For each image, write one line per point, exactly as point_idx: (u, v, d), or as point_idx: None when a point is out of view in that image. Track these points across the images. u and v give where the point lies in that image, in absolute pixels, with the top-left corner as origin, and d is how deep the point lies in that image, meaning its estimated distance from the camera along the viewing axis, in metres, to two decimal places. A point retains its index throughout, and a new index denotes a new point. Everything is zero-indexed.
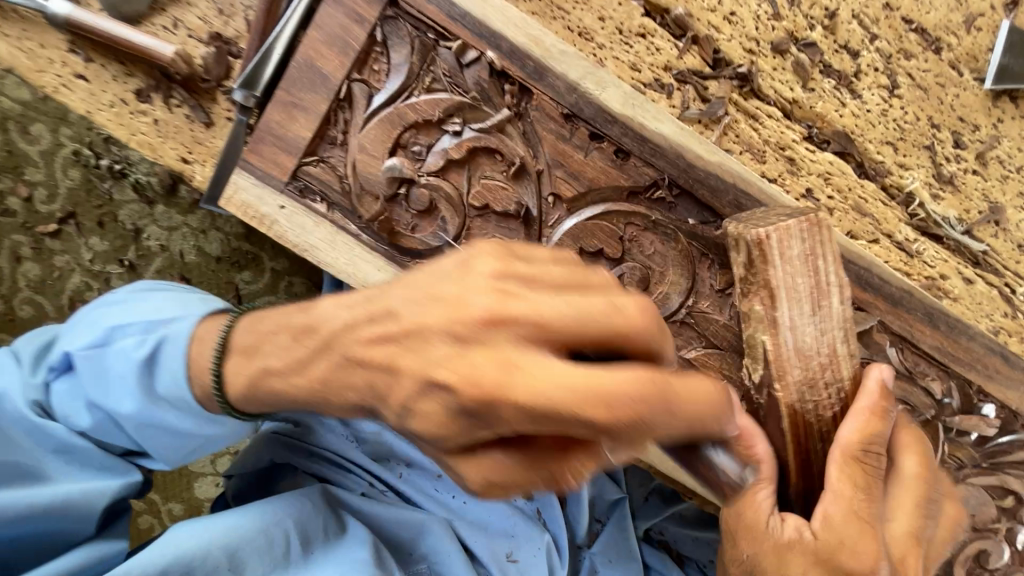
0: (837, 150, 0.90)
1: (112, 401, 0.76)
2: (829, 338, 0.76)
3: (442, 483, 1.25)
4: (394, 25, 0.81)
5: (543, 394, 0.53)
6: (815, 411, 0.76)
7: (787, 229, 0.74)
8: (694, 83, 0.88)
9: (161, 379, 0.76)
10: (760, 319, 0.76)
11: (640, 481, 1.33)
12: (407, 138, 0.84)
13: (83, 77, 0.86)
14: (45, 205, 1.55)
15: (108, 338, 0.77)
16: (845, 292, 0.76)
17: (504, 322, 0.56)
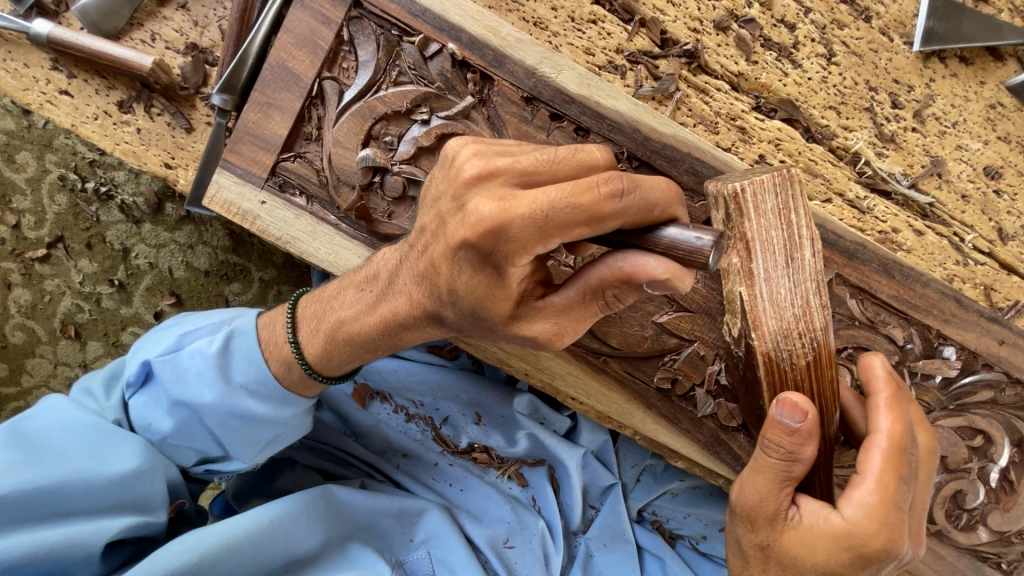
0: (783, 117, 0.96)
1: (192, 393, 0.90)
2: (801, 289, 0.79)
3: (439, 473, 1.28)
4: (359, 25, 0.86)
5: (544, 209, 0.59)
6: (788, 350, 0.80)
7: (761, 183, 0.77)
8: (645, 62, 0.94)
9: (237, 368, 0.91)
10: (737, 269, 0.80)
11: (632, 462, 1.32)
12: (378, 130, 0.89)
13: (67, 93, 0.91)
14: (33, 231, 1.58)
15: (168, 359, 0.91)
16: (814, 249, 0.79)
17: (494, 176, 0.62)
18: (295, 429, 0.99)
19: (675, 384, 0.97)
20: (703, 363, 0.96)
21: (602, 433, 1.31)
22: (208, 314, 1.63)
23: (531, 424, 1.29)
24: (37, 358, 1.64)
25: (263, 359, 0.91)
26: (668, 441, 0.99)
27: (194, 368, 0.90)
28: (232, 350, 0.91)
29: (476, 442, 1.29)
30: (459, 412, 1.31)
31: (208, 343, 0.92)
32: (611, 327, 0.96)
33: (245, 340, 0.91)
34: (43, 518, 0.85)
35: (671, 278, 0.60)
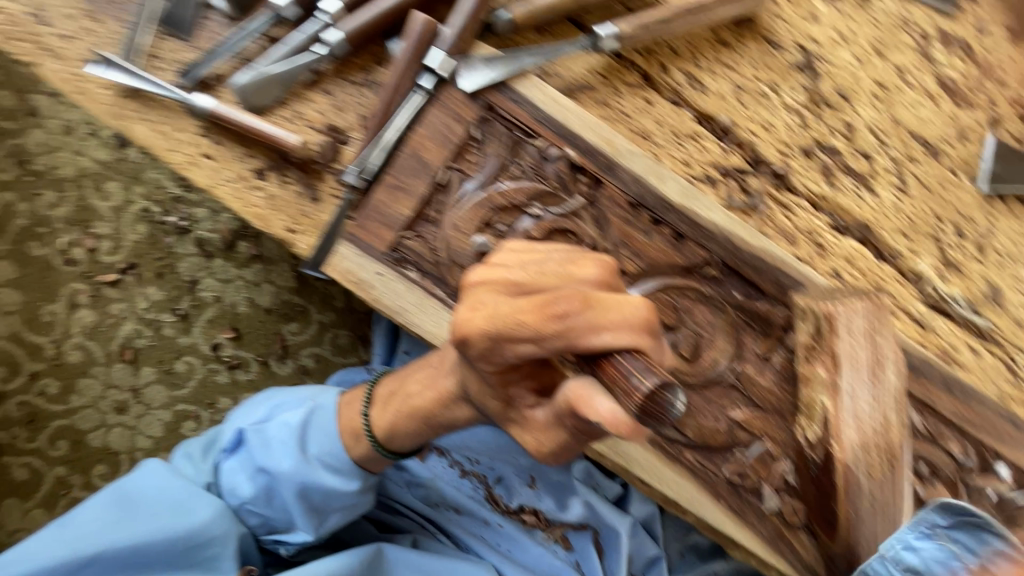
0: (857, 237, 1.05)
1: (274, 461, 1.00)
2: (882, 407, 0.90)
3: (490, 531, 1.32)
4: (488, 125, 0.95)
5: (499, 323, 0.70)
6: (864, 461, 0.88)
7: (853, 307, 0.92)
8: (736, 178, 1.03)
9: (314, 441, 1.00)
10: (823, 380, 0.93)
11: (676, 537, 1.37)
12: (494, 218, 0.96)
13: (209, 157, 0.99)
14: (108, 256, 1.64)
15: (255, 430, 1.03)
16: (898, 372, 0.91)
17: (487, 283, 0.74)
18: (357, 504, 1.05)
19: (744, 478, 1.02)
20: (773, 461, 1.01)
21: (649, 504, 1.34)
22: (264, 351, 1.67)
23: (584, 490, 1.32)
24: (89, 378, 1.67)
25: (337, 435, 1.00)
26: (734, 533, 1.02)
27: (280, 438, 1.01)
28: (312, 425, 1.01)
29: (527, 504, 1.32)
30: (514, 473, 1.32)
31: (295, 416, 1.03)
32: (687, 417, 1.01)
33: (320, 417, 1.01)
34: (130, 569, 0.98)
35: (605, 423, 0.65)
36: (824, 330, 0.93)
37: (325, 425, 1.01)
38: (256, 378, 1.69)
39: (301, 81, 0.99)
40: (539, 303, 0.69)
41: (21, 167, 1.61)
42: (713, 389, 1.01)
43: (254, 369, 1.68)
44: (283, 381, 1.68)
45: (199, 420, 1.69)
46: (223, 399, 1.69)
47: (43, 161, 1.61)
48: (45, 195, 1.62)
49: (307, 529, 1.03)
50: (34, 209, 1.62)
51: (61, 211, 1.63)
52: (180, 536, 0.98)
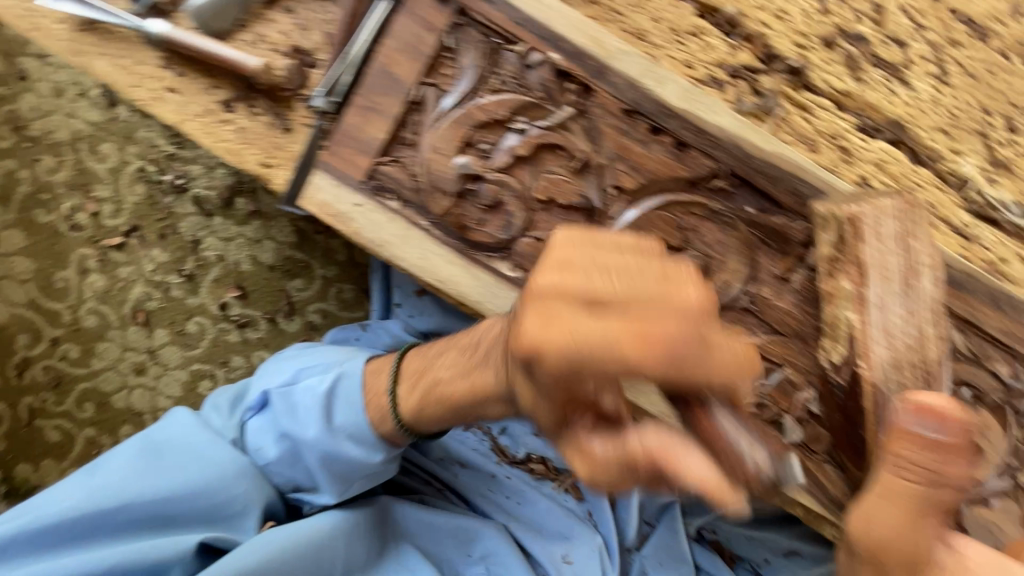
0: (889, 139, 0.93)
1: (299, 427, 0.97)
2: (918, 319, 0.84)
3: (497, 484, 1.28)
4: (462, 32, 0.87)
5: (581, 341, 0.56)
6: (896, 380, 0.83)
7: (884, 208, 0.83)
8: (746, 77, 0.91)
9: (340, 411, 0.96)
10: (849, 294, 0.85)
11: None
12: (475, 137, 0.88)
13: (174, 90, 0.93)
14: (111, 219, 1.64)
15: (283, 393, 0.99)
16: (935, 282, 0.84)
17: (562, 292, 0.59)
18: (379, 472, 1.03)
19: (762, 410, 0.94)
20: (793, 390, 0.93)
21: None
22: (270, 308, 1.66)
23: None
24: (107, 342, 1.70)
25: (363, 404, 0.96)
26: None
27: (306, 405, 0.97)
28: (338, 393, 0.97)
29: (534, 453, 1.28)
30: (518, 423, 1.30)
31: (319, 381, 0.98)
32: None
33: (345, 385, 0.97)
34: (153, 527, 0.94)
35: (709, 491, 0.56)
36: (851, 237, 0.85)
37: (353, 394, 0.96)
38: (266, 336, 1.69)
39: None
40: (624, 325, 0.56)
41: (20, 134, 1.61)
42: (725, 315, 0.93)
43: (263, 327, 1.68)
44: (292, 338, 1.67)
45: (214, 380, 1.70)
46: (235, 358, 1.69)
47: (41, 126, 1.61)
48: (45, 160, 1.62)
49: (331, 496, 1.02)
50: (36, 176, 1.63)
51: (61, 176, 1.63)
52: (206, 493, 0.95)
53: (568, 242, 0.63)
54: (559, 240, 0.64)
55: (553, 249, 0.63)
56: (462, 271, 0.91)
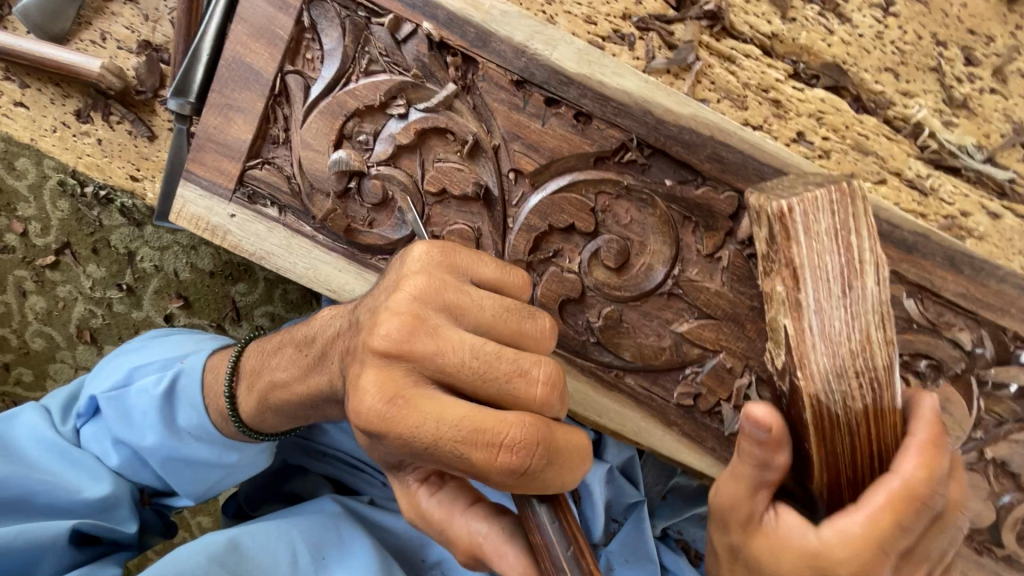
0: (827, 85, 0.81)
1: (136, 434, 0.80)
2: (861, 322, 0.68)
3: None
4: (321, 7, 0.75)
5: (430, 439, 0.50)
6: (840, 392, 0.69)
7: (814, 201, 0.66)
8: (657, 29, 0.80)
9: (182, 412, 0.80)
10: (783, 299, 0.70)
11: (656, 480, 1.24)
12: (351, 128, 0.78)
13: (22, 104, 0.84)
14: (40, 238, 1.57)
15: (117, 396, 0.82)
16: (879, 277, 0.68)
17: (403, 357, 0.53)
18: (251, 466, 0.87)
19: (698, 400, 0.86)
20: (731, 376, 0.85)
21: (627, 448, 1.20)
22: (216, 316, 1.60)
23: None
24: (58, 364, 1.66)
25: (205, 405, 0.79)
26: (691, 462, 0.88)
27: (140, 409, 0.80)
28: (178, 389, 0.80)
29: None
30: None
31: (155, 381, 0.81)
32: (623, 338, 0.85)
33: (188, 382, 0.80)
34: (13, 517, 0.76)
35: None
36: (777, 233, 0.68)
37: (198, 393, 0.80)
38: None
39: None
40: (474, 464, 0.51)
41: None
42: (651, 301, 0.84)
43: None
44: None
45: None
46: None
47: None
48: None
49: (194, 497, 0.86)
50: None
51: None
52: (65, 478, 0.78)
53: (420, 278, 0.56)
54: (412, 274, 0.57)
55: (400, 302, 0.55)
56: (355, 279, 0.82)
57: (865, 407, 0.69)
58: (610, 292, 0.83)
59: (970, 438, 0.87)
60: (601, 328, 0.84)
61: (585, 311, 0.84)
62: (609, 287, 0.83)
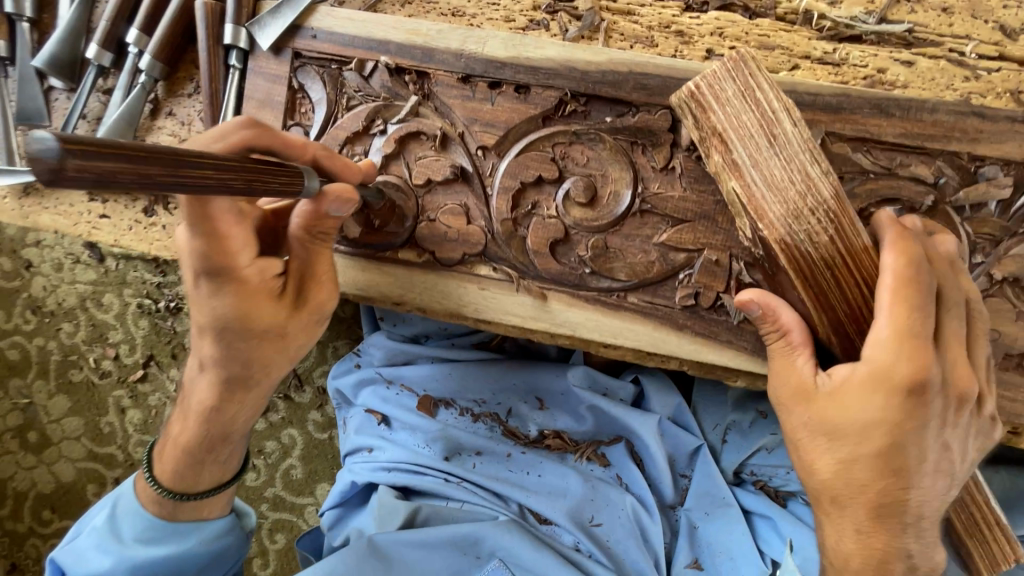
0: (717, 6, 0.95)
1: (95, 566, 0.98)
2: (796, 163, 0.78)
3: (514, 462, 1.38)
4: (304, 71, 0.97)
5: None
6: (804, 232, 0.78)
7: (715, 74, 0.79)
8: (563, 8, 0.97)
9: (127, 528, 1.00)
10: (718, 165, 0.81)
11: (715, 423, 1.36)
12: (346, 153, 0.98)
13: (106, 215, 1.08)
14: (130, 357, 1.82)
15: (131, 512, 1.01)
16: (795, 121, 0.78)
17: None
18: (223, 558, 1.06)
19: (700, 298, 0.93)
20: (720, 269, 0.91)
21: (670, 396, 1.37)
22: (281, 387, 1.76)
23: (591, 398, 1.37)
24: None
25: (142, 510, 1.00)
26: (714, 357, 0.94)
27: (93, 542, 0.99)
28: (120, 515, 1.01)
29: (546, 428, 1.40)
30: (522, 402, 1.42)
31: (99, 515, 1.02)
32: (614, 261, 0.94)
33: (123, 502, 1.01)
34: None
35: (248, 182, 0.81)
36: (693, 110, 0.81)
37: (160, 537, 0.99)
38: (287, 414, 1.79)
39: (146, 115, 1.06)
40: None
41: (38, 313, 1.84)
42: (628, 224, 0.94)
43: (281, 407, 1.78)
44: (309, 408, 1.77)
45: (257, 470, 1.82)
46: (269, 443, 1.80)
47: (52, 301, 1.82)
48: (65, 327, 1.83)
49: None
50: (62, 343, 1.84)
51: (80, 335, 1.84)
52: None
53: None
54: None
55: None
56: (377, 274, 0.98)
57: (829, 237, 0.78)
58: (590, 225, 0.94)
59: (975, 265, 0.88)
60: (591, 258, 0.94)
61: (574, 248, 0.95)
62: (588, 221, 0.94)
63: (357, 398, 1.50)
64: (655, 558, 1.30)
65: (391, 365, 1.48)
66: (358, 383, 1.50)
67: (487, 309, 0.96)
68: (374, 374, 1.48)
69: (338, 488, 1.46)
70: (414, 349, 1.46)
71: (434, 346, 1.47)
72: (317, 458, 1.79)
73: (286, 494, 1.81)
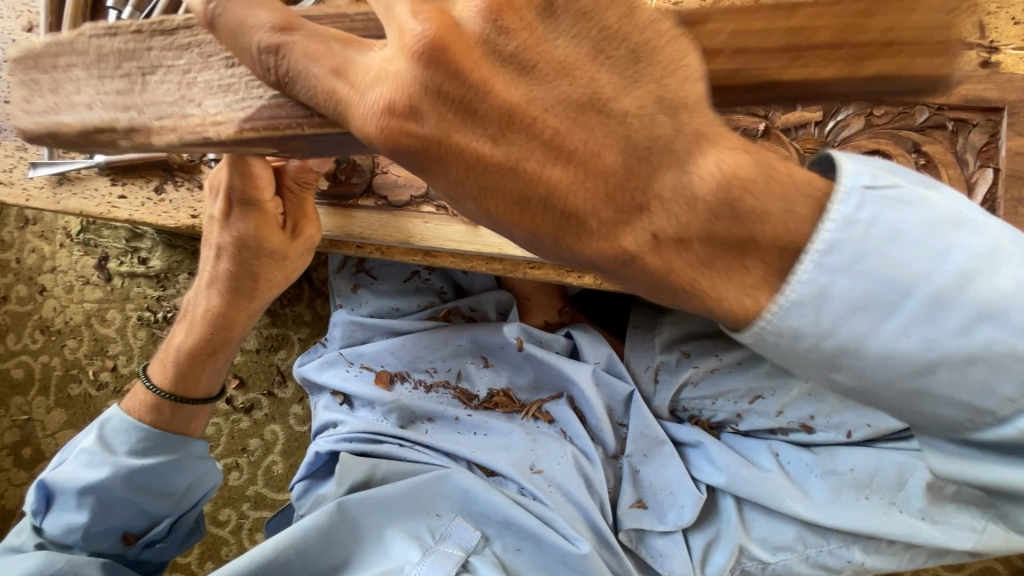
0: None
1: (88, 476, 1.18)
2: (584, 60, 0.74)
3: (462, 424, 1.46)
4: None
5: None
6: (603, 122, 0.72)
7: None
8: None
9: (117, 442, 1.22)
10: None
11: (645, 365, 1.50)
12: None
13: (124, 196, 1.33)
14: (127, 367, 1.98)
15: (118, 431, 1.23)
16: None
17: None
18: (203, 478, 1.32)
19: None
20: None
21: (603, 348, 1.51)
22: (266, 383, 1.92)
23: (533, 353, 1.47)
24: None
25: (131, 426, 1.23)
26: None
27: (82, 458, 1.20)
28: (110, 433, 1.23)
29: (495, 387, 1.51)
30: (471, 365, 1.53)
31: (87, 440, 1.24)
32: None
33: (113, 423, 1.24)
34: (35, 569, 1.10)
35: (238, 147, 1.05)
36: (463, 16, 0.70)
37: (146, 451, 1.22)
38: (270, 410, 1.92)
39: None
40: None
41: (46, 333, 2.02)
42: None
43: (266, 403, 1.92)
44: (291, 402, 1.92)
45: (240, 468, 1.92)
46: (252, 440, 1.91)
47: (60, 320, 2.01)
48: (69, 344, 2.01)
49: (168, 512, 1.27)
50: (65, 359, 2.00)
51: (82, 350, 2.00)
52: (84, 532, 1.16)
53: None
54: None
55: None
56: (342, 217, 1.23)
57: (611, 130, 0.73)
58: None
59: None
60: None
61: None
62: None
63: (320, 377, 1.58)
64: (600, 499, 1.39)
65: (351, 346, 1.59)
66: (323, 365, 1.60)
67: (431, 236, 1.19)
68: (336, 355, 1.59)
69: (304, 464, 1.52)
70: (371, 326, 1.58)
71: (388, 322, 1.59)
72: (297, 452, 1.90)
73: (267, 490, 1.89)
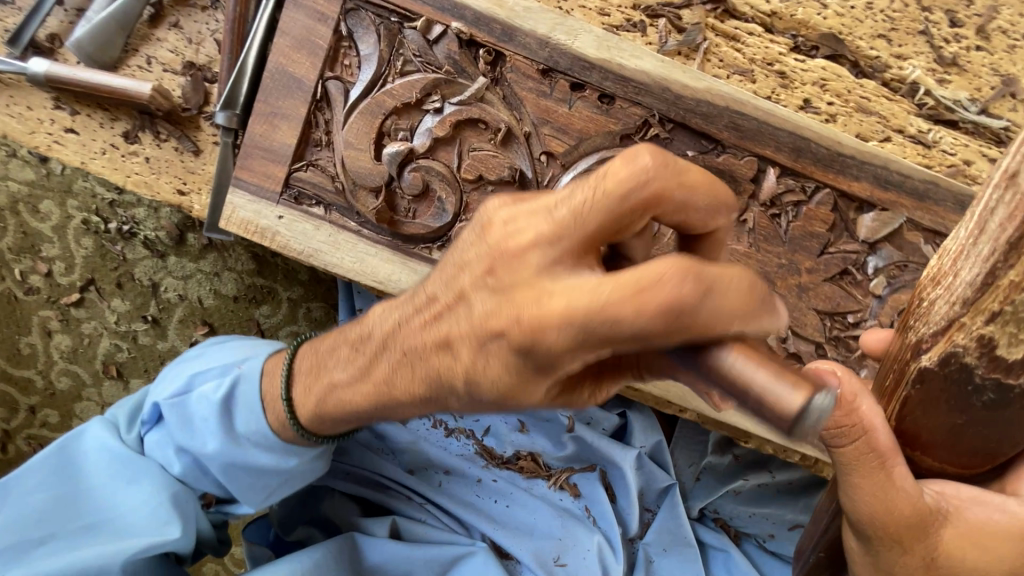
0: (827, 54, 0.88)
1: (199, 439, 0.94)
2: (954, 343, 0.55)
3: (483, 487, 1.29)
4: (356, 16, 0.81)
5: None
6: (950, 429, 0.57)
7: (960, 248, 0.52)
8: (667, 14, 0.86)
9: (240, 417, 0.93)
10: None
11: (688, 462, 1.34)
12: (390, 125, 0.83)
13: (73, 130, 0.88)
14: (65, 276, 1.59)
15: (253, 390, 0.93)
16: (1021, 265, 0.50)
17: None
18: (303, 475, 1.00)
19: None
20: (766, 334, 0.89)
21: (653, 434, 1.31)
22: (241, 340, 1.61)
23: (578, 430, 1.28)
24: (85, 402, 1.65)
25: (263, 411, 0.92)
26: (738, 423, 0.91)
27: (202, 416, 0.93)
28: (240, 399, 0.93)
29: (523, 450, 1.30)
30: (502, 421, 1.30)
31: (215, 388, 0.94)
32: None
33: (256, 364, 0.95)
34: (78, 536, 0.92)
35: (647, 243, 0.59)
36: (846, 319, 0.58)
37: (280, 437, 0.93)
38: None
39: (144, 20, 0.87)
40: None
41: None
42: None
43: None
44: None
45: None
46: None
47: None
48: None
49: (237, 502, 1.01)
50: None
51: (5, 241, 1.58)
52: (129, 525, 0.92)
53: None
54: None
55: None
56: (400, 268, 0.86)
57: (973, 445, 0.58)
58: None
59: None
60: None
61: None
62: None
63: None
64: None
65: None
66: None
67: None
68: None
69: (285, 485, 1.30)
70: None
71: None
72: None
73: None
